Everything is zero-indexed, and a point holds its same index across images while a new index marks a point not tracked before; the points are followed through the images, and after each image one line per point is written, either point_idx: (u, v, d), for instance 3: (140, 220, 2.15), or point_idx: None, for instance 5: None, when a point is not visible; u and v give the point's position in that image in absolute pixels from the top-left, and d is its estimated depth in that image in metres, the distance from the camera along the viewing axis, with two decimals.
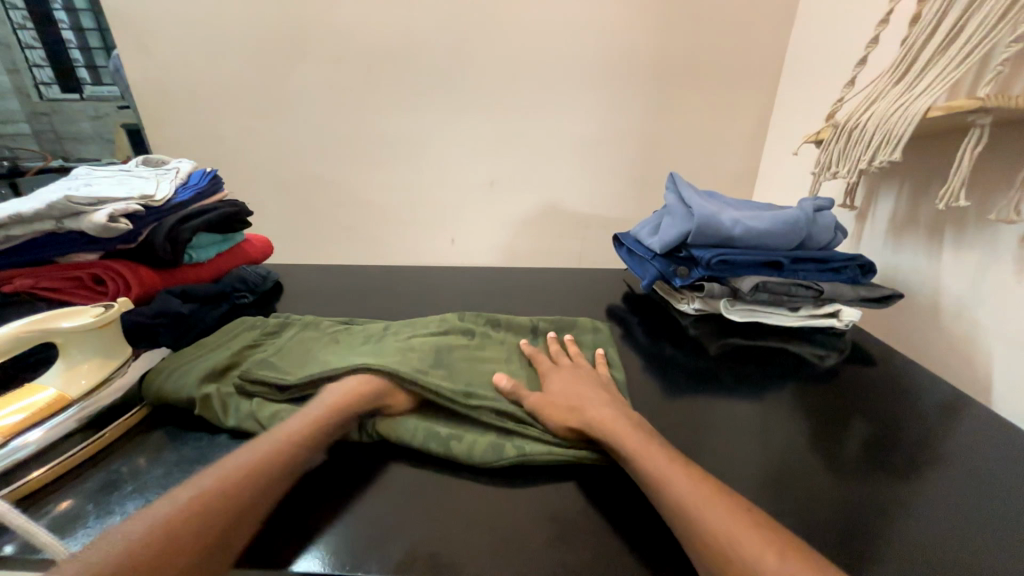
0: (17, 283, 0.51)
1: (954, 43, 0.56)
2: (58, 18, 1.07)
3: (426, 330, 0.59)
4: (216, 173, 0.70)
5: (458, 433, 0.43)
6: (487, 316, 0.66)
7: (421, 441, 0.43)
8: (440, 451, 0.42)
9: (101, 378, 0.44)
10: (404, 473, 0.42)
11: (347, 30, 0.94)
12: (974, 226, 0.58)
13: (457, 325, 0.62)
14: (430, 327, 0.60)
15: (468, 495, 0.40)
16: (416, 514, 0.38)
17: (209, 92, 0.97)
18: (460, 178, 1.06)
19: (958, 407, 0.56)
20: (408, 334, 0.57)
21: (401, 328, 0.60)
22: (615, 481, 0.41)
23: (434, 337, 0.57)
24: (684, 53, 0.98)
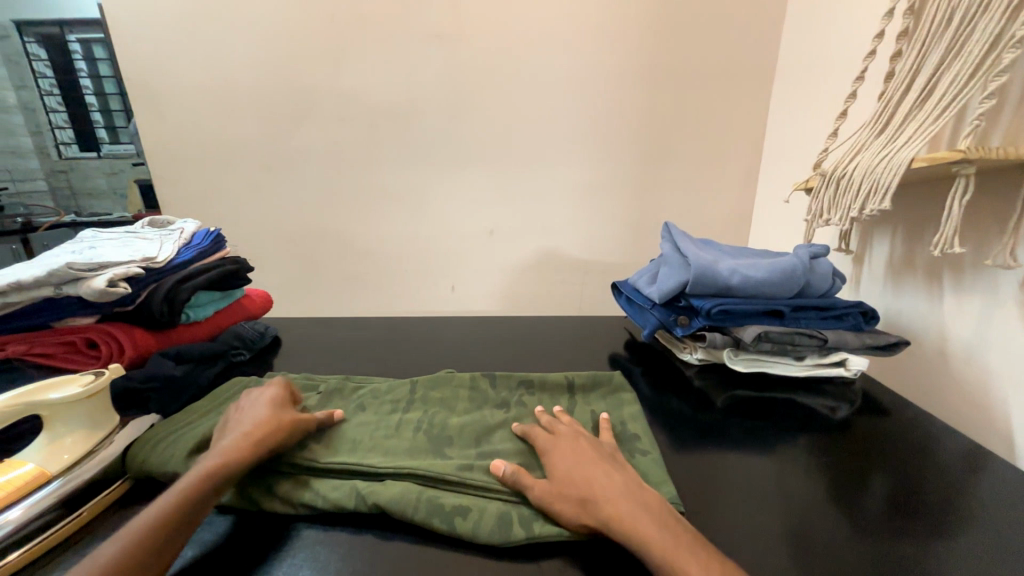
0: (10, 349, 0.51)
1: (929, 98, 0.59)
2: (82, 84, 1.11)
3: (461, 410, 0.57)
4: (219, 231, 0.72)
5: (463, 507, 0.41)
6: (520, 377, 0.63)
7: (423, 515, 0.40)
8: (444, 527, 0.40)
9: (85, 451, 0.43)
10: (401, 548, 0.40)
11: (353, 93, 1.00)
12: (972, 271, 0.58)
13: (492, 396, 0.60)
14: (465, 402, 0.58)
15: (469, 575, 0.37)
16: None
17: (219, 152, 1.02)
18: (460, 227, 1.08)
19: (980, 461, 0.53)
20: (443, 415, 0.55)
21: (433, 402, 0.58)
22: (623, 556, 0.39)
23: (469, 417, 0.55)
24: (673, 107, 1.03)
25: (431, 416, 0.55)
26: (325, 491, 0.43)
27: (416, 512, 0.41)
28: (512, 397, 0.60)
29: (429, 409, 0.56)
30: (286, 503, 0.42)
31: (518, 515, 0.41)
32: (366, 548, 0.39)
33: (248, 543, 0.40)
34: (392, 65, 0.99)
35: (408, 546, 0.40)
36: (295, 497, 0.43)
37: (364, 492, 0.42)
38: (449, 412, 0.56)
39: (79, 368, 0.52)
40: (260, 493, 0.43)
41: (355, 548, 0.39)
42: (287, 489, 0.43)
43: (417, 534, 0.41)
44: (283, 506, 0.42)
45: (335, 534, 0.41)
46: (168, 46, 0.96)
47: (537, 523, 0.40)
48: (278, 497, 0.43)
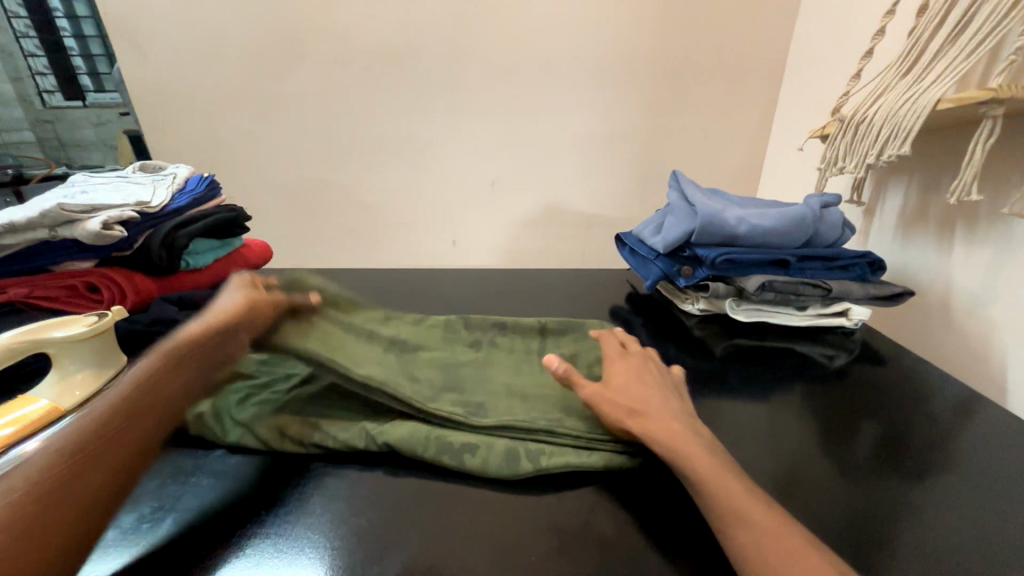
0: (11, 292, 0.50)
1: (964, 33, 0.55)
2: (60, 26, 1.07)
3: (434, 346, 0.58)
4: (213, 178, 0.70)
5: (472, 445, 0.43)
6: (495, 321, 0.64)
7: (433, 454, 0.42)
8: (452, 463, 0.41)
9: (96, 389, 0.44)
10: (407, 481, 0.41)
11: (346, 31, 0.94)
12: (986, 220, 0.57)
13: (467, 338, 0.61)
14: (439, 343, 0.59)
15: (471, 504, 0.39)
16: (418, 521, 0.37)
17: (208, 96, 0.97)
18: (461, 179, 1.05)
19: (971, 408, 0.54)
20: (417, 348, 0.57)
21: (407, 336, 0.59)
22: (624, 489, 0.41)
23: (440, 354, 0.57)
24: (686, 48, 0.97)
25: (405, 347, 0.56)
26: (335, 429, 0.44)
27: (425, 448, 0.42)
28: (485, 337, 0.61)
29: (407, 343, 0.57)
30: (294, 442, 0.43)
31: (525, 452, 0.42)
32: (372, 481, 0.41)
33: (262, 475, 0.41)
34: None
35: (416, 478, 0.42)
36: (304, 436, 0.44)
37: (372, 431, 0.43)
38: (420, 345, 0.58)
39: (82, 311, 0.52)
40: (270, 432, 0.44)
41: (365, 482, 0.41)
42: (297, 430, 0.44)
43: (424, 470, 0.42)
44: (292, 444, 0.43)
45: (345, 469, 0.42)
46: None
47: (544, 458, 0.41)
48: (289, 438, 0.43)
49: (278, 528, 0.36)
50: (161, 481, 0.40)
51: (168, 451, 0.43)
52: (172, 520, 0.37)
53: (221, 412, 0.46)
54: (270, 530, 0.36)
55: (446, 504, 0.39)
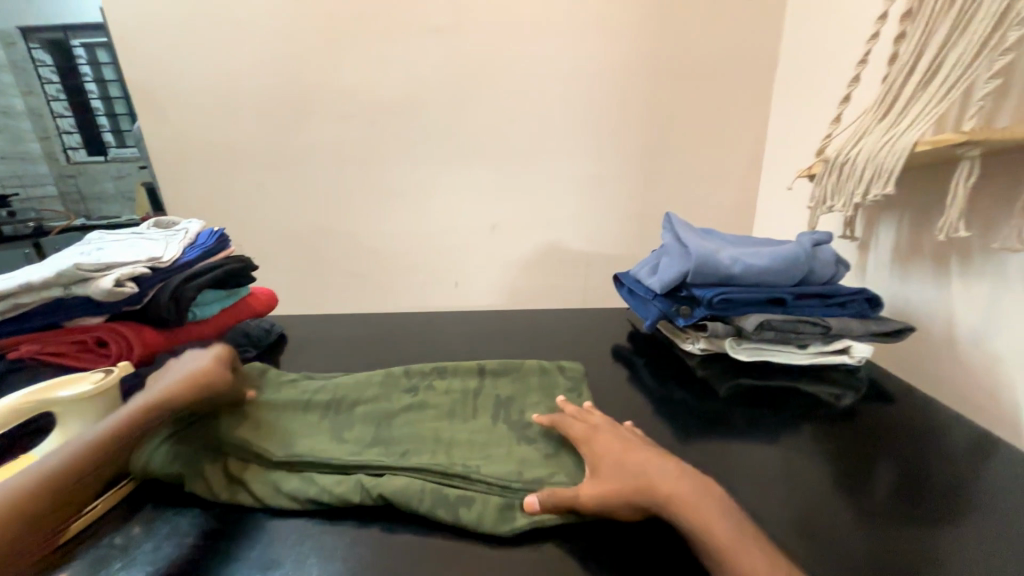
0: (23, 349, 0.52)
1: (934, 79, 0.58)
2: (87, 89, 1.14)
3: (402, 397, 0.58)
4: (223, 231, 0.73)
5: (466, 498, 0.42)
6: (474, 367, 0.64)
7: (428, 507, 0.41)
8: (449, 518, 0.41)
9: None
10: (406, 537, 0.40)
11: (353, 90, 1.00)
12: (979, 255, 0.57)
13: (455, 388, 0.61)
14: (427, 393, 0.59)
15: (472, 560, 0.38)
16: None
17: (222, 152, 1.03)
18: (462, 223, 1.08)
19: (986, 448, 0.52)
20: (386, 401, 0.57)
21: (376, 388, 0.60)
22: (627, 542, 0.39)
23: (411, 403, 0.57)
24: (674, 95, 1.02)
25: (372, 403, 0.57)
26: (330, 484, 0.44)
27: (422, 502, 0.42)
28: (465, 383, 0.62)
29: (393, 400, 0.58)
30: (289, 497, 0.43)
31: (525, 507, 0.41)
32: (372, 537, 0.40)
33: (262, 532, 0.41)
34: (391, 61, 0.99)
35: (415, 533, 0.41)
36: (300, 492, 0.43)
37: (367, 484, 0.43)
38: (388, 398, 0.58)
39: (91, 366, 0.53)
40: (265, 487, 0.44)
41: (363, 538, 0.40)
42: (291, 485, 0.44)
43: (421, 524, 0.42)
44: (287, 499, 0.43)
45: (342, 524, 0.42)
46: (168, 48, 0.96)
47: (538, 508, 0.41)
48: (283, 493, 0.43)
49: None
50: (156, 542, 0.40)
51: (166, 509, 0.43)
52: None
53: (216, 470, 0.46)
54: None
55: (446, 561, 0.38)
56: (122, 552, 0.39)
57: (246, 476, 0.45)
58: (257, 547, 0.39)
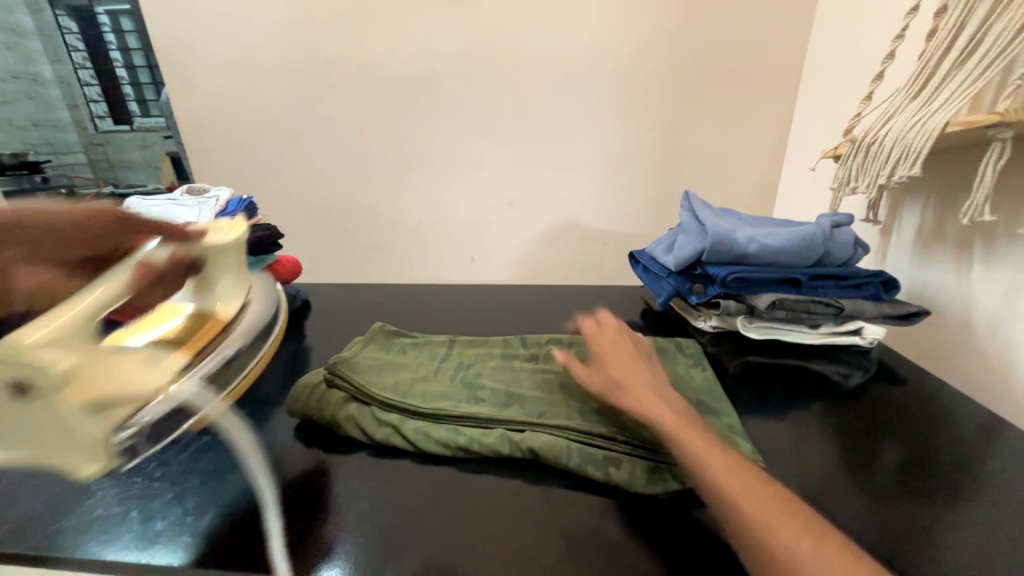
0: None
1: (973, 56, 0.56)
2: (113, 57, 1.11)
3: (496, 361, 0.61)
4: (251, 199, 0.76)
5: (612, 457, 0.44)
6: (550, 337, 0.66)
7: (576, 463, 0.43)
8: (598, 475, 0.42)
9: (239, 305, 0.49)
10: (428, 473, 0.45)
11: (373, 61, 1.00)
12: (1002, 241, 0.57)
13: (522, 353, 0.63)
14: (497, 357, 0.62)
15: (489, 496, 0.42)
16: (443, 511, 0.41)
17: (246, 122, 1.05)
18: (480, 198, 1.09)
19: (992, 433, 0.53)
20: (483, 364, 0.60)
21: (471, 353, 0.63)
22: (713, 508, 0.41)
23: (504, 366, 0.59)
24: (698, 70, 1.00)
25: (469, 366, 0.59)
26: (403, 427, 0.48)
27: (481, 444, 0.46)
28: (541, 351, 0.63)
29: (467, 360, 0.61)
30: (361, 431, 0.48)
31: (577, 450, 0.44)
32: (398, 476, 0.45)
33: (394, 475, 0.45)
34: (410, 32, 0.98)
35: (442, 474, 0.45)
36: (448, 439, 0.46)
37: (428, 430, 0.48)
38: (483, 362, 0.61)
39: None
40: (415, 433, 0.47)
41: (394, 479, 0.44)
42: (438, 433, 0.47)
43: (562, 479, 0.44)
44: (360, 434, 0.48)
45: (387, 461, 0.46)
46: (192, 16, 0.97)
47: (670, 478, 0.42)
48: (434, 440, 0.47)
49: (306, 523, 0.39)
50: (201, 479, 0.44)
51: (208, 451, 0.48)
52: (219, 515, 0.40)
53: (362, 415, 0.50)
54: (299, 525, 0.39)
55: (464, 500, 0.42)
56: (172, 487, 0.43)
57: (392, 419, 0.49)
58: (303, 480, 0.44)
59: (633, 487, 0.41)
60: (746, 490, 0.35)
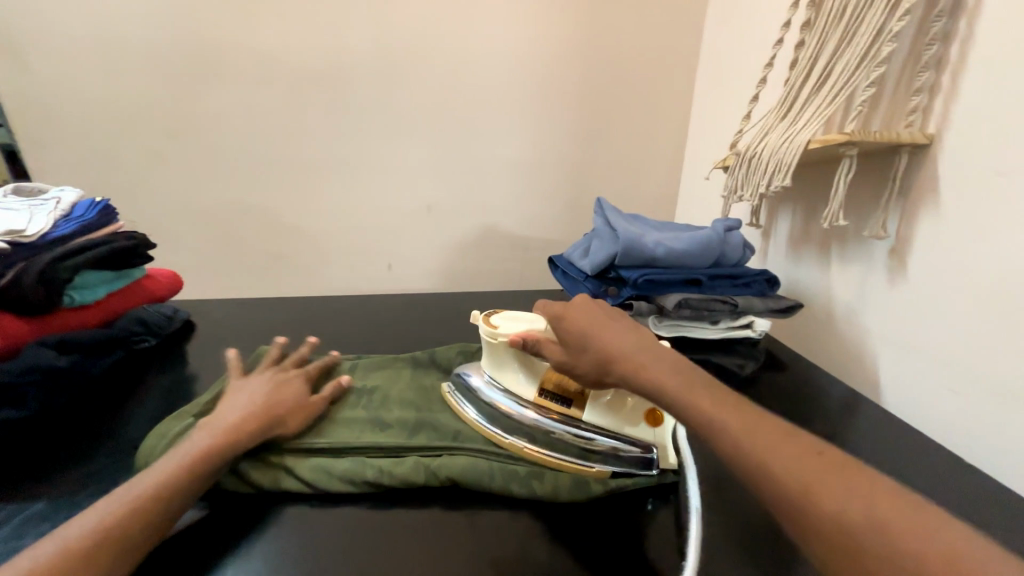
0: None
1: (825, 85, 0.65)
2: None
3: (406, 383, 0.57)
4: (108, 203, 0.63)
5: (537, 471, 0.43)
6: (463, 346, 0.64)
7: (500, 483, 0.42)
8: (523, 492, 0.42)
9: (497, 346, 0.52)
10: (336, 517, 0.40)
11: (267, 52, 0.91)
12: (853, 242, 0.67)
13: (434, 367, 0.60)
14: (407, 376, 0.59)
15: (408, 532, 0.39)
16: (359, 559, 0.36)
17: (105, 112, 0.89)
18: (396, 202, 1.04)
19: (854, 407, 0.62)
20: (389, 387, 0.56)
21: (376, 374, 0.59)
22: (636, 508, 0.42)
23: (415, 386, 0.56)
24: (604, 84, 1.05)
25: (374, 390, 0.55)
26: (297, 469, 0.43)
27: (392, 476, 0.42)
28: (455, 362, 0.61)
29: (373, 382, 0.57)
30: (244, 481, 0.42)
31: (500, 468, 0.43)
32: (301, 528, 0.39)
33: (295, 526, 0.39)
34: (310, 24, 0.91)
35: (354, 514, 0.41)
36: (354, 475, 0.42)
37: (328, 467, 0.43)
38: (391, 386, 0.56)
39: None
40: (316, 473, 0.43)
41: (304, 532, 0.39)
42: (341, 469, 0.43)
43: (488, 500, 0.43)
44: (244, 484, 0.42)
45: (283, 507, 0.41)
46: None
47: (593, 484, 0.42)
48: (337, 477, 0.42)
49: None
50: None
51: (40, 521, 0.38)
52: None
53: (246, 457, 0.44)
54: None
55: (380, 542, 0.38)
56: None
57: (285, 458, 0.44)
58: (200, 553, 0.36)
59: (556, 498, 0.41)
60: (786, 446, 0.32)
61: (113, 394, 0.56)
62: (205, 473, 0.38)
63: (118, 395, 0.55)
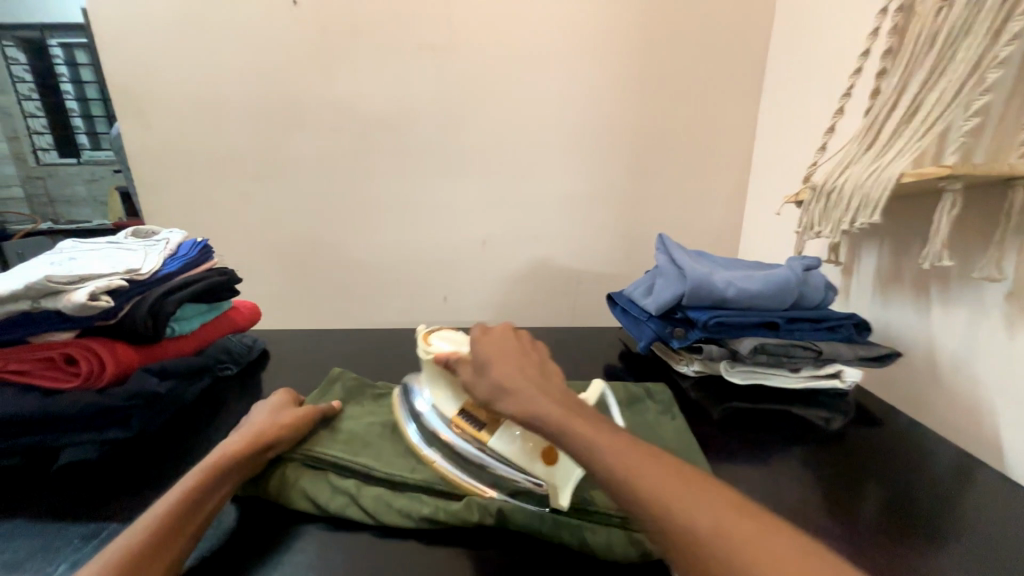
0: (32, 373, 0.50)
1: (915, 116, 0.61)
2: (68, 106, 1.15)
3: None
4: (207, 242, 0.70)
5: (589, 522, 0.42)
6: None
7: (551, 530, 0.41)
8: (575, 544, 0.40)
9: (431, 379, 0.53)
10: (393, 554, 0.40)
11: (345, 103, 1.00)
12: (959, 283, 0.59)
13: None
14: None
15: None
16: None
17: (206, 160, 1.00)
18: (454, 237, 1.07)
19: (970, 474, 0.53)
20: None
21: None
22: None
23: None
24: (662, 119, 1.05)
25: None
26: (360, 497, 0.44)
27: (447, 511, 0.42)
28: None
29: None
30: (310, 502, 0.44)
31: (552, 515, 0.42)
32: (363, 565, 0.39)
33: (358, 561, 0.39)
34: (384, 78, 0.99)
35: (405, 550, 0.41)
36: (412, 509, 0.43)
37: (389, 498, 0.44)
38: None
39: (57, 387, 0.49)
40: (375, 504, 0.44)
41: (357, 560, 0.40)
42: (399, 501, 0.44)
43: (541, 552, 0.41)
44: (311, 505, 0.44)
45: (345, 538, 0.42)
46: (156, 55, 0.95)
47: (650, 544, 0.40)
48: (395, 509, 0.43)
49: None
50: None
51: None
52: None
53: (311, 485, 0.45)
54: None
55: None
56: None
57: (349, 485, 0.46)
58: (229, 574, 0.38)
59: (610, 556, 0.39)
60: (755, 556, 0.28)
61: (198, 417, 0.60)
62: (207, 490, 0.40)
63: (199, 421, 0.59)
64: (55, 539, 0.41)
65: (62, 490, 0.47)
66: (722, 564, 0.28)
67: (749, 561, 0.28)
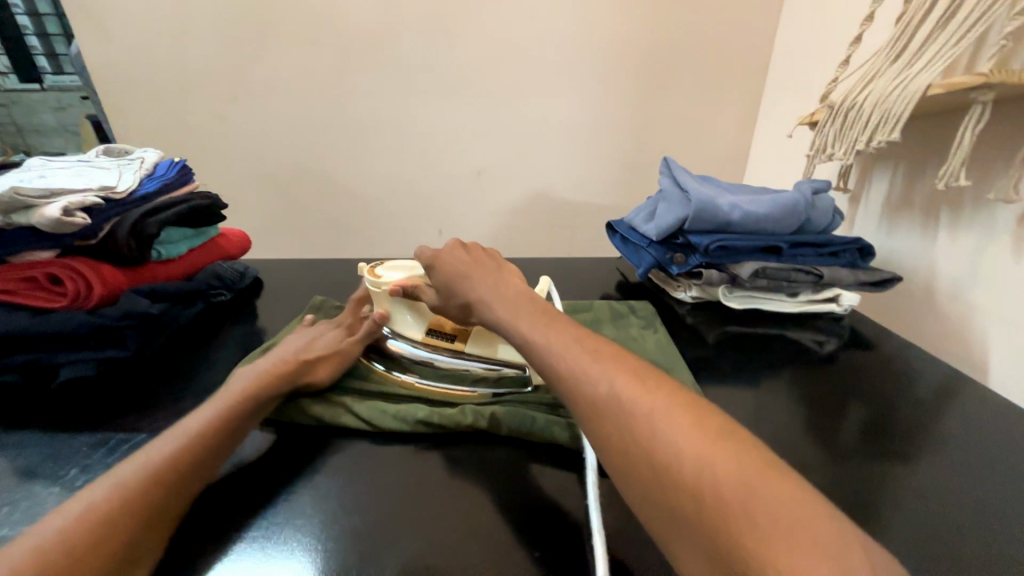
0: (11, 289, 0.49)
1: (952, 19, 0.55)
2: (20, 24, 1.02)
3: None
4: (184, 162, 0.66)
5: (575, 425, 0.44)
6: None
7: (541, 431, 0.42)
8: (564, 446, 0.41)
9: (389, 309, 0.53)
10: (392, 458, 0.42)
11: (323, 11, 0.90)
12: (971, 205, 0.58)
13: None
14: None
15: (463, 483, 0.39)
16: (412, 501, 0.37)
17: (175, 78, 0.92)
18: (448, 166, 1.02)
19: (954, 390, 0.55)
20: None
21: None
22: None
23: None
24: (672, 32, 0.95)
25: None
26: (355, 406, 0.45)
27: (441, 415, 0.44)
28: None
29: None
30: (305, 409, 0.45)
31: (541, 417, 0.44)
32: (363, 468, 0.40)
33: (359, 466, 0.41)
34: None
35: (405, 454, 0.42)
36: (406, 414, 0.44)
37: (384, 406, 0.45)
38: None
39: (43, 305, 0.49)
40: (371, 410, 0.45)
41: (355, 463, 0.41)
42: (393, 408, 0.45)
43: (532, 453, 0.42)
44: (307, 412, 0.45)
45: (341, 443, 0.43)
46: None
47: None
48: (389, 414, 0.45)
49: (270, 527, 0.35)
50: None
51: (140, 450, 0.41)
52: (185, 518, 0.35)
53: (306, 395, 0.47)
54: (259, 530, 0.34)
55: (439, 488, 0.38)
56: None
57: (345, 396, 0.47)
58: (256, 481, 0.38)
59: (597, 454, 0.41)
60: (685, 431, 0.29)
61: (194, 341, 0.60)
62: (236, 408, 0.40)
63: (198, 344, 0.59)
64: (68, 450, 0.42)
65: (67, 407, 0.47)
66: (651, 436, 0.29)
67: (664, 430, 0.29)
